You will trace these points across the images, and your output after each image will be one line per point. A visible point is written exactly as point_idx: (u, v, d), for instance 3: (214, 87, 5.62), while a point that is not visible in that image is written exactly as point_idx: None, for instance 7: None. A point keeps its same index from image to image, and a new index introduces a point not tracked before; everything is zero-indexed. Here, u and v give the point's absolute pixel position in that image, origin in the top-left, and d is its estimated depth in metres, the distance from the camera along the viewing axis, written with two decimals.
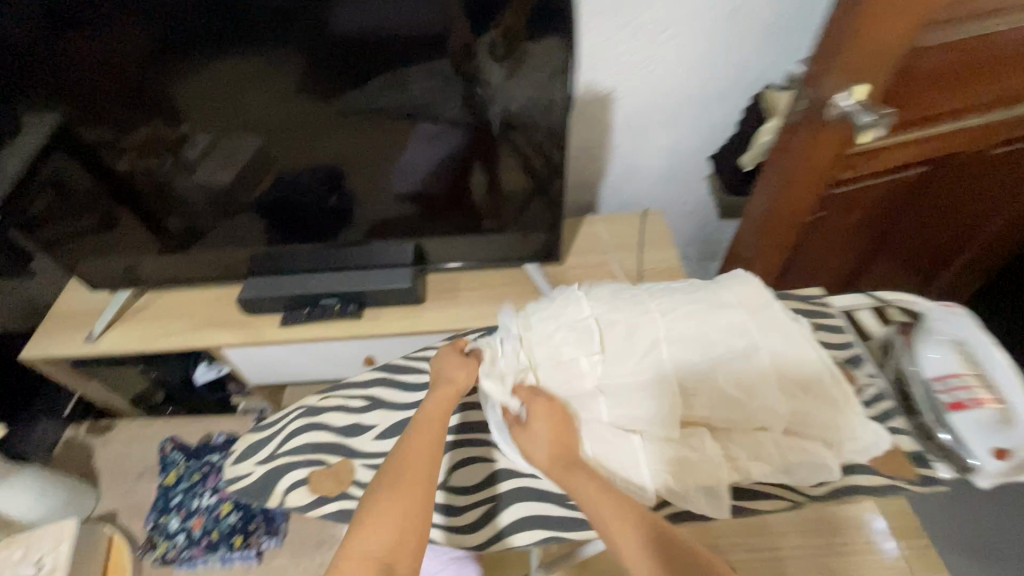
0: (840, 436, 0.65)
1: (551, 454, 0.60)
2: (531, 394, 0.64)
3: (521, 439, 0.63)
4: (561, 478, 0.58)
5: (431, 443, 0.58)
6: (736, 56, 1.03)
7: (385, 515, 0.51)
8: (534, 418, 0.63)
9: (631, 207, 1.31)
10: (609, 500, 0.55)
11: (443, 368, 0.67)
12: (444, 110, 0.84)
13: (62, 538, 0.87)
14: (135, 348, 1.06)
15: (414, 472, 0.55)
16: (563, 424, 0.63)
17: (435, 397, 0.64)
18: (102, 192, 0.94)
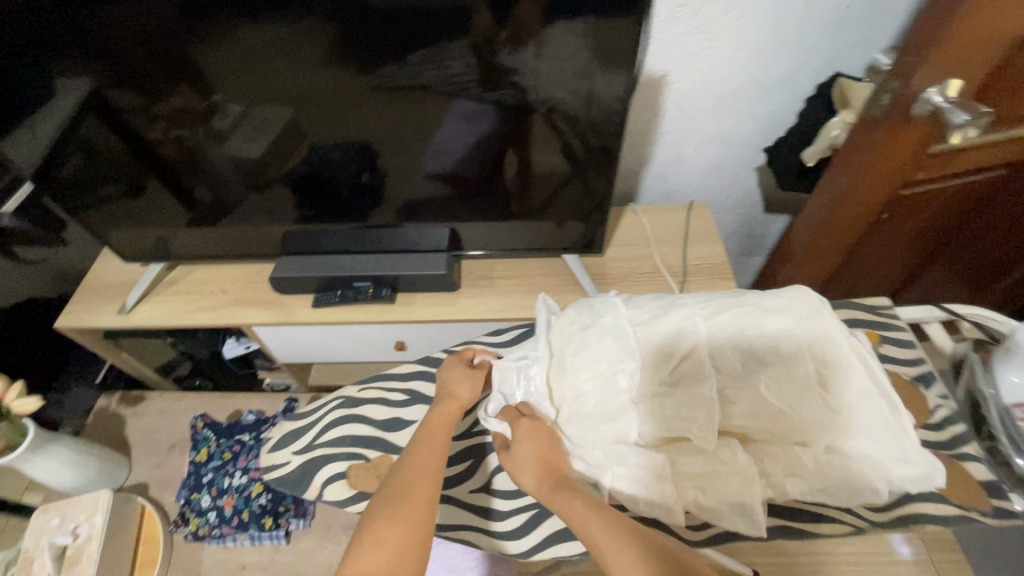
0: (886, 461, 0.58)
1: (537, 475, 0.62)
2: (515, 415, 0.67)
3: (507, 462, 0.65)
4: (547, 499, 0.59)
5: (432, 460, 0.59)
6: (801, 41, 0.96)
7: (383, 530, 0.51)
8: (518, 441, 0.64)
9: (674, 197, 1.26)
10: (607, 524, 0.53)
11: (444, 381, 0.69)
12: (487, 89, 0.79)
13: (97, 508, 0.88)
14: (168, 322, 1.05)
15: (415, 487, 0.55)
16: (548, 444, 0.64)
17: (437, 415, 0.65)
18: (135, 161, 0.92)
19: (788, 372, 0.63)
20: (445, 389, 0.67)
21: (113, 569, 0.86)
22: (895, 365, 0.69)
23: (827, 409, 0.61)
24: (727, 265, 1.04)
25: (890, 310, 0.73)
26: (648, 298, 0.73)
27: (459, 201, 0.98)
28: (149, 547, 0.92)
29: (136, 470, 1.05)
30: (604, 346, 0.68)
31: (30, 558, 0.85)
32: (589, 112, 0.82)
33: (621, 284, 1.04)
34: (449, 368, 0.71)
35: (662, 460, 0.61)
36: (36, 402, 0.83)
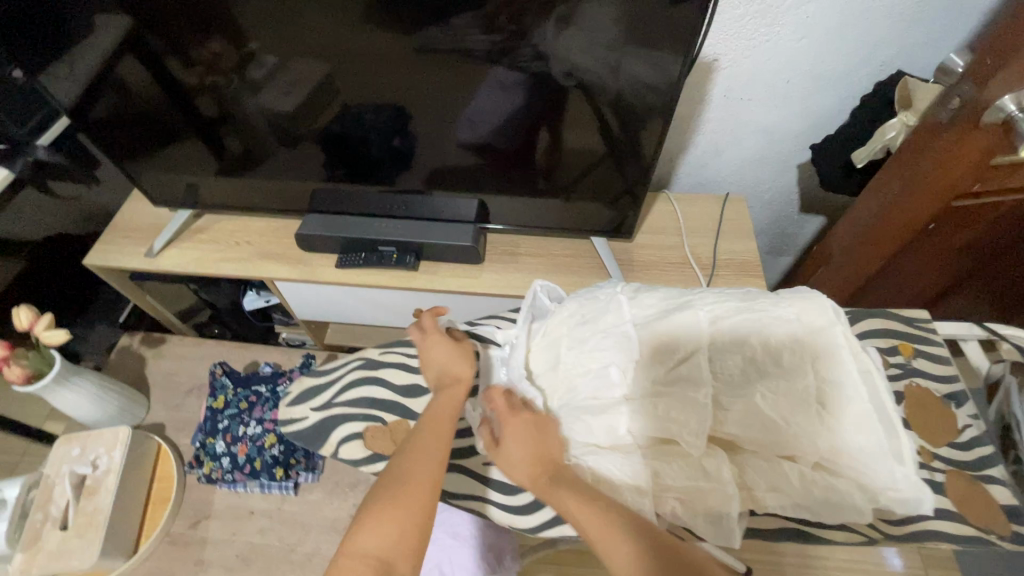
0: (878, 485, 0.57)
1: (530, 470, 0.59)
2: (500, 405, 0.64)
3: (497, 459, 0.61)
4: (544, 494, 0.57)
5: (437, 444, 0.57)
6: (862, 34, 0.91)
7: (382, 515, 0.50)
8: (506, 436, 0.61)
9: (709, 188, 1.23)
10: (612, 522, 0.52)
11: (437, 363, 0.65)
12: (531, 59, 0.76)
13: (116, 443, 0.90)
14: (192, 268, 1.06)
15: (416, 474, 0.54)
16: (540, 437, 0.61)
17: (441, 398, 0.62)
18: (171, 105, 0.91)
19: (786, 386, 0.61)
20: (443, 375, 0.64)
21: (128, 502, 0.89)
22: (928, 379, 0.66)
23: (824, 429, 0.59)
24: (758, 263, 1.02)
25: (928, 324, 0.71)
26: (655, 295, 0.72)
27: (489, 174, 0.96)
28: (164, 484, 0.95)
29: (154, 410, 1.08)
30: (602, 344, 0.68)
31: (52, 484, 0.88)
32: (634, 91, 0.79)
33: (647, 272, 1.02)
34: (432, 344, 0.67)
35: (650, 465, 0.61)
36: (64, 334, 0.85)
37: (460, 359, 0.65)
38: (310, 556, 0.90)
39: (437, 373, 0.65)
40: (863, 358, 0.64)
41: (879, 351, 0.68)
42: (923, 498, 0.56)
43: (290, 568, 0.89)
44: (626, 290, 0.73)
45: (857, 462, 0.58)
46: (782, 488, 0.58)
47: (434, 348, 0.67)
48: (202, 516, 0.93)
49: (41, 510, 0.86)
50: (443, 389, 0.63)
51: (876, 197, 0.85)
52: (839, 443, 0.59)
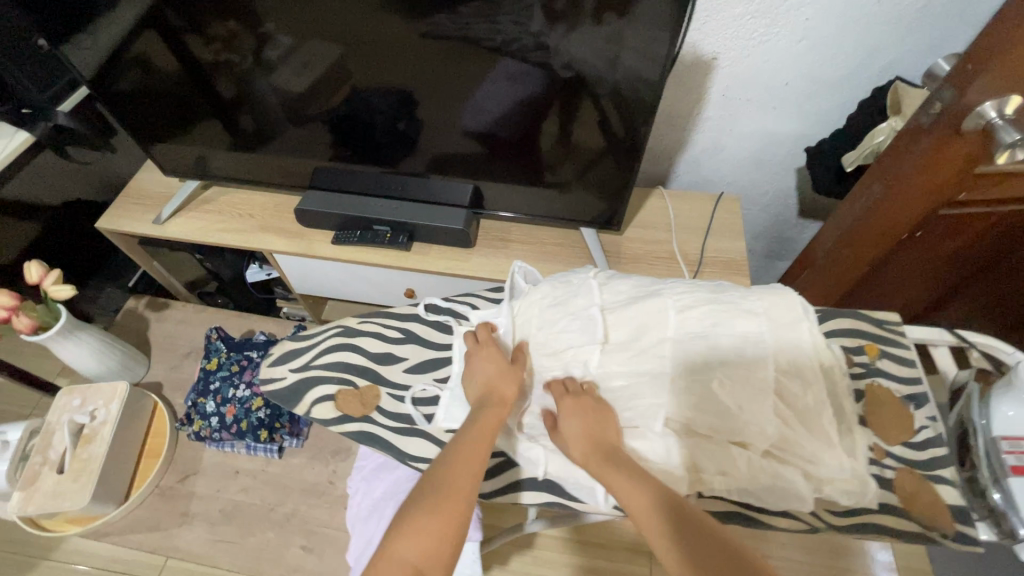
0: (824, 471, 0.58)
1: (584, 449, 0.61)
2: (562, 390, 0.66)
3: (555, 440, 0.65)
4: (595, 471, 0.59)
5: (477, 456, 0.58)
6: (863, 40, 0.91)
7: (423, 521, 0.51)
8: (563, 417, 0.64)
9: (705, 187, 1.23)
10: (660, 519, 0.52)
11: (484, 377, 0.68)
12: (531, 49, 0.78)
13: (114, 397, 0.95)
14: (195, 236, 1.11)
15: (456, 484, 0.55)
16: (595, 421, 0.63)
17: (485, 414, 0.63)
18: (188, 79, 0.95)
19: (744, 374, 0.62)
20: (491, 390, 0.66)
21: (122, 452, 0.94)
22: (890, 380, 0.67)
23: (778, 419, 0.60)
24: (745, 263, 1.02)
25: (898, 327, 0.71)
26: (626, 283, 0.74)
27: (490, 161, 0.98)
28: (157, 439, 1.00)
29: (153, 369, 1.13)
30: (570, 325, 0.71)
31: (51, 430, 0.93)
32: (630, 85, 0.80)
33: (634, 264, 1.04)
34: (484, 354, 0.70)
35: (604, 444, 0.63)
36: (70, 290, 0.89)
37: (509, 374, 0.68)
38: (288, 516, 0.94)
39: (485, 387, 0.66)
40: (825, 354, 0.65)
41: (844, 349, 0.70)
42: (865, 490, 0.58)
43: (270, 526, 0.93)
44: (597, 276, 0.76)
45: (802, 450, 0.59)
46: (728, 471, 0.60)
47: (484, 360, 0.70)
48: (191, 471, 0.99)
49: (40, 454, 0.91)
50: (485, 405, 0.64)
51: (858, 200, 0.86)
52: (790, 432, 0.60)
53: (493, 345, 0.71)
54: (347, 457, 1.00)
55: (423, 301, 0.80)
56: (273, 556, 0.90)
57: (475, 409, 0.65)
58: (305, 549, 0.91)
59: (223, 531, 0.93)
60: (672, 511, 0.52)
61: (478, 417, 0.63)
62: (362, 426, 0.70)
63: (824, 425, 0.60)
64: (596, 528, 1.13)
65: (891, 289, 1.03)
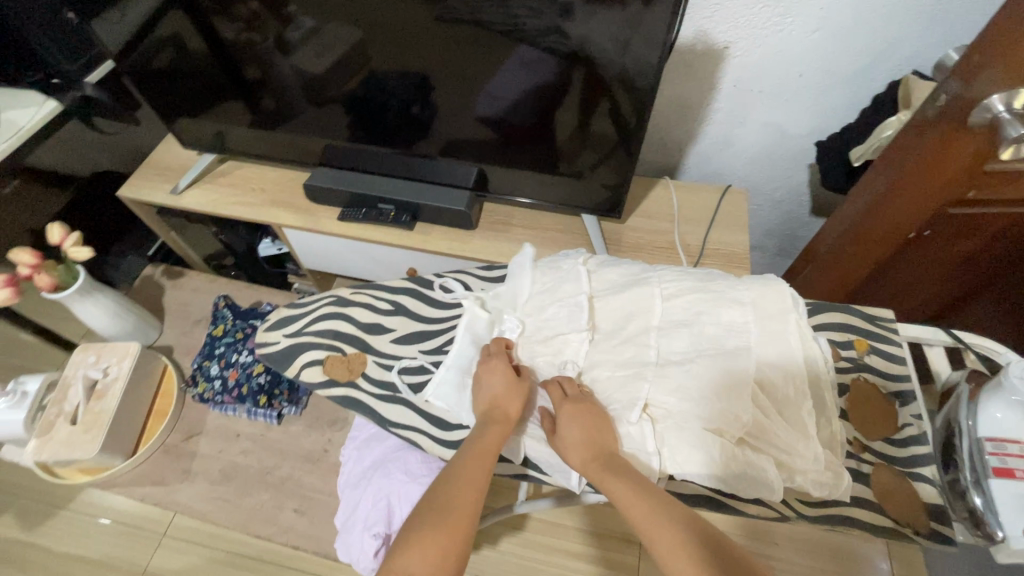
0: (797, 460, 0.58)
1: (583, 455, 0.60)
2: (561, 393, 0.64)
3: (552, 444, 0.63)
4: (595, 477, 0.58)
5: (478, 475, 0.58)
6: (883, 33, 0.88)
7: (424, 545, 0.51)
8: (562, 423, 0.62)
9: (715, 180, 1.22)
10: (665, 524, 0.51)
11: (489, 393, 0.66)
12: (543, 33, 0.78)
13: (126, 356, 1.01)
14: (209, 208, 1.15)
15: (457, 508, 0.55)
16: (597, 428, 0.61)
17: (488, 430, 0.63)
18: (210, 57, 0.98)
19: (724, 364, 0.63)
20: (494, 406, 0.65)
21: (131, 409, 0.99)
22: (876, 376, 0.67)
23: (755, 408, 0.60)
24: (747, 257, 1.00)
25: (891, 324, 0.70)
26: (617, 271, 0.74)
27: (500, 147, 0.99)
28: (165, 400, 1.05)
29: (166, 334, 1.18)
30: (557, 312, 0.72)
31: (66, 384, 0.98)
32: (639, 72, 0.80)
33: (633, 253, 1.03)
34: (492, 368, 0.68)
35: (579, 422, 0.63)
36: (87, 252, 0.94)
37: (516, 390, 0.66)
38: (283, 479, 0.98)
39: (488, 406, 0.65)
40: (812, 349, 0.65)
41: (832, 343, 0.69)
42: (839, 482, 0.57)
43: (265, 488, 0.97)
44: (587, 263, 0.76)
45: (776, 438, 0.59)
46: (704, 460, 0.59)
47: (491, 373, 0.68)
48: (194, 432, 1.03)
49: (55, 405, 0.96)
50: (488, 423, 0.63)
51: (861, 196, 0.84)
52: (766, 420, 0.60)
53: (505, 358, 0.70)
54: (342, 428, 1.03)
55: (433, 282, 0.82)
56: (266, 517, 0.94)
57: (478, 425, 0.64)
58: (297, 512, 0.94)
59: (221, 489, 0.97)
60: (677, 517, 0.52)
61: (481, 435, 0.62)
62: (347, 391, 0.73)
63: (802, 418, 0.60)
64: (588, 516, 1.13)
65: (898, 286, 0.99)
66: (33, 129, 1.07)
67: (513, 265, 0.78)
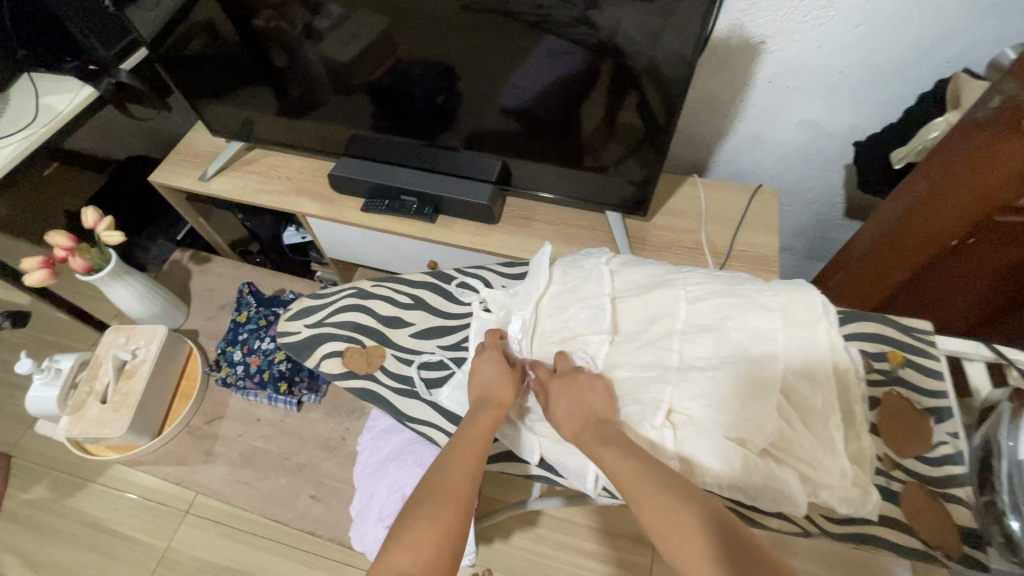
0: (822, 475, 0.56)
1: (574, 425, 0.61)
2: (550, 375, 0.65)
3: (546, 417, 0.64)
4: (587, 447, 0.58)
5: (472, 462, 0.58)
6: (936, 27, 0.83)
7: (421, 534, 0.50)
8: (550, 398, 0.63)
9: (746, 179, 1.18)
10: (650, 487, 0.51)
11: (482, 381, 0.67)
12: (572, 24, 0.77)
13: (153, 338, 1.03)
14: (236, 195, 1.16)
15: (453, 496, 0.54)
16: (586, 399, 0.62)
17: (481, 416, 0.63)
18: (240, 44, 0.99)
19: (750, 369, 0.61)
20: (487, 393, 0.65)
21: (157, 391, 1.02)
22: (910, 390, 0.64)
23: (780, 419, 0.58)
24: (775, 259, 0.97)
25: (928, 336, 0.67)
26: (641, 271, 0.72)
27: (524, 139, 0.98)
28: (189, 382, 1.08)
29: (192, 317, 1.21)
30: (579, 313, 0.70)
31: (98, 363, 1.02)
32: (669, 65, 0.78)
33: (658, 252, 1.01)
34: (483, 359, 0.69)
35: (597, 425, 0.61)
36: (120, 236, 0.97)
37: (504, 378, 0.66)
38: (301, 465, 1.00)
39: (480, 393, 0.66)
40: (841, 357, 0.62)
41: (865, 354, 0.67)
42: (866, 500, 0.55)
43: (283, 473, 0.99)
44: (610, 263, 0.74)
45: (800, 450, 0.57)
46: (723, 470, 0.57)
47: (485, 363, 0.69)
48: (217, 415, 1.06)
49: (87, 383, 1.00)
50: (480, 408, 0.64)
51: (900, 199, 0.80)
52: (790, 429, 0.58)
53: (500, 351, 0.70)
54: (360, 417, 1.04)
55: (455, 281, 0.81)
56: (284, 501, 0.96)
57: (472, 412, 0.64)
58: (313, 499, 0.96)
59: (241, 472, 1.00)
60: (666, 483, 0.51)
61: (473, 421, 0.63)
62: (365, 383, 0.73)
63: (827, 428, 0.58)
64: (603, 516, 1.12)
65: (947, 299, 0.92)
66: (71, 114, 1.07)
67: (534, 262, 0.76)
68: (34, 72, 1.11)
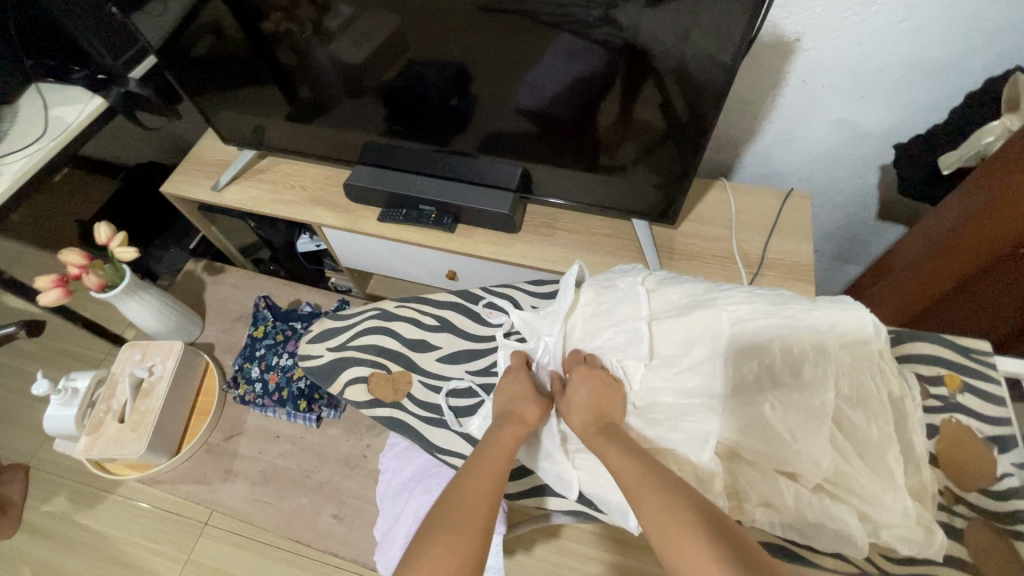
0: (882, 512, 0.53)
1: (586, 419, 0.61)
2: (576, 359, 0.67)
3: (559, 406, 0.64)
4: (593, 441, 0.59)
5: (489, 487, 0.54)
6: (992, 19, 0.76)
7: (436, 559, 0.46)
8: (572, 384, 0.64)
9: (775, 180, 1.09)
10: (650, 488, 0.50)
11: (505, 398, 0.67)
12: (596, 22, 0.72)
13: (170, 355, 1.02)
14: (248, 205, 1.14)
15: (470, 519, 0.50)
16: (600, 399, 0.62)
17: (502, 430, 0.62)
18: (249, 47, 0.95)
19: (800, 400, 0.57)
20: (511, 408, 0.65)
21: (174, 408, 1.00)
22: (970, 418, 0.62)
23: (835, 453, 0.55)
24: (811, 268, 0.93)
25: (988, 358, 0.64)
26: (679, 291, 0.68)
27: (543, 144, 0.94)
28: (207, 399, 1.06)
29: (207, 330, 1.20)
30: (614, 337, 0.67)
31: (115, 381, 1.00)
32: (698, 66, 0.74)
33: (687, 261, 0.97)
34: (511, 375, 0.70)
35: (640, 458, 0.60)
36: (132, 252, 0.94)
37: (530, 397, 0.66)
38: (322, 484, 0.98)
39: (503, 411, 0.65)
40: (893, 382, 0.60)
41: (920, 378, 0.65)
42: (929, 541, 0.53)
43: (304, 491, 0.97)
44: (647, 282, 0.70)
45: (859, 487, 0.54)
46: (775, 504, 0.56)
47: (513, 383, 0.69)
48: (235, 432, 1.04)
49: (104, 403, 0.98)
50: (502, 424, 0.63)
51: (953, 210, 0.76)
52: (846, 463, 0.55)
53: (523, 370, 0.71)
54: (380, 433, 1.02)
55: (482, 301, 0.83)
56: (306, 520, 0.95)
57: (492, 430, 0.63)
58: (335, 518, 0.94)
59: (261, 491, 0.98)
60: (666, 483, 0.50)
61: (495, 437, 0.61)
62: (392, 411, 0.76)
63: (887, 464, 0.55)
64: None
65: (999, 318, 0.86)
66: (82, 125, 1.05)
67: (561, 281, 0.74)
68: (43, 82, 1.09)
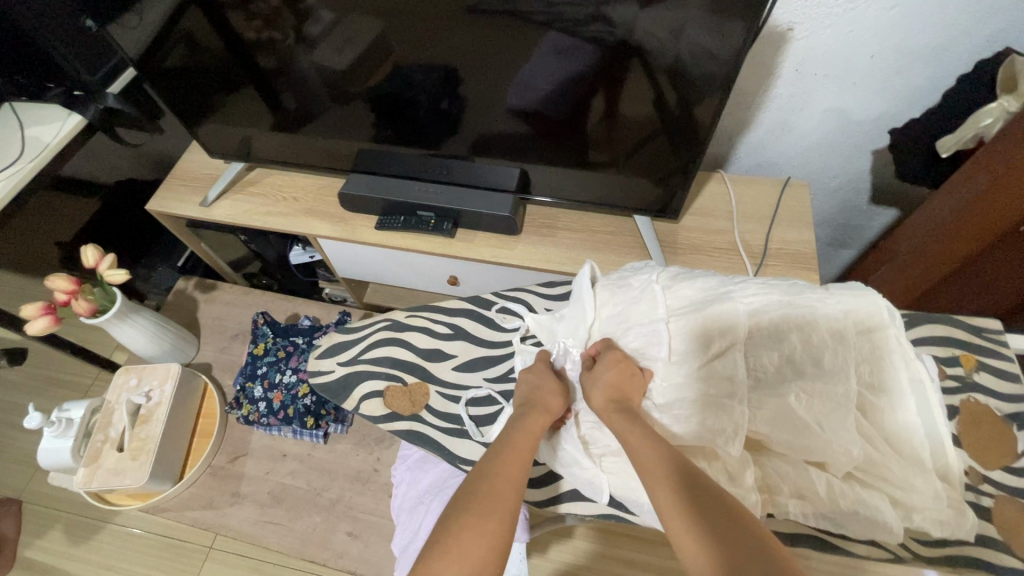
0: (912, 497, 0.54)
1: (608, 395, 0.61)
2: (608, 347, 0.67)
3: (585, 378, 0.65)
4: (608, 419, 0.59)
5: (517, 473, 0.53)
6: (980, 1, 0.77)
7: (468, 543, 0.46)
8: (602, 362, 0.64)
9: (768, 171, 1.10)
10: (659, 475, 0.49)
11: (529, 390, 0.67)
12: (586, 21, 0.72)
13: (168, 377, 0.99)
14: (240, 220, 1.11)
15: (500, 504, 0.49)
16: (627, 390, 0.61)
17: (527, 417, 0.61)
18: (230, 56, 0.92)
19: (823, 388, 0.57)
20: (535, 400, 0.64)
21: (177, 432, 0.98)
22: (989, 397, 0.68)
23: (862, 440, 0.56)
24: (815, 256, 0.94)
25: (999, 337, 0.72)
26: (694, 286, 0.67)
27: (537, 142, 0.92)
28: (208, 420, 1.04)
29: (204, 349, 1.17)
30: (634, 336, 0.66)
31: (111, 409, 0.98)
32: (691, 60, 0.73)
33: (691, 255, 0.97)
34: (534, 370, 0.70)
35: None
36: (123, 275, 0.91)
37: (557, 388, 0.66)
38: (334, 502, 0.96)
39: (528, 399, 0.65)
40: (916, 367, 0.59)
41: (936, 359, 0.71)
42: (961, 521, 0.54)
43: (316, 510, 0.95)
44: (661, 278, 0.69)
45: (889, 474, 0.55)
46: (807, 495, 0.57)
47: (538, 377, 0.69)
48: (240, 453, 1.02)
49: (101, 431, 0.96)
50: (527, 412, 0.62)
51: (954, 193, 0.77)
52: (872, 449, 0.56)
53: (546, 367, 0.71)
54: (390, 446, 1.00)
55: (497, 304, 0.83)
56: (320, 540, 0.92)
57: (518, 416, 0.62)
58: (351, 536, 0.93)
59: (272, 512, 0.96)
60: (676, 472, 0.49)
61: (522, 423, 0.61)
62: (411, 425, 0.76)
63: (914, 450, 0.56)
64: None
65: (1004, 291, 0.88)
66: (60, 145, 1.01)
67: (575, 285, 0.74)
68: (16, 101, 1.05)
